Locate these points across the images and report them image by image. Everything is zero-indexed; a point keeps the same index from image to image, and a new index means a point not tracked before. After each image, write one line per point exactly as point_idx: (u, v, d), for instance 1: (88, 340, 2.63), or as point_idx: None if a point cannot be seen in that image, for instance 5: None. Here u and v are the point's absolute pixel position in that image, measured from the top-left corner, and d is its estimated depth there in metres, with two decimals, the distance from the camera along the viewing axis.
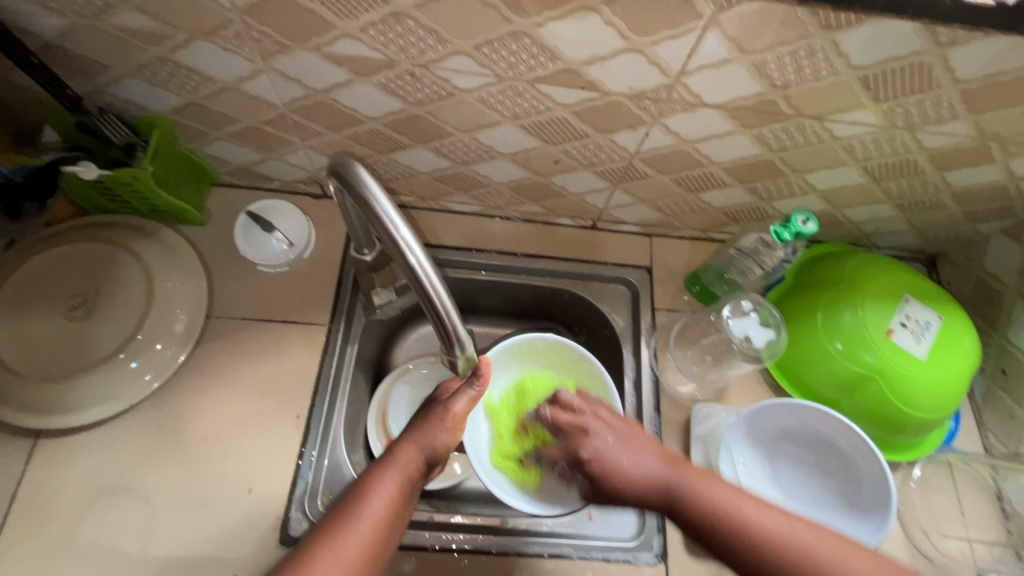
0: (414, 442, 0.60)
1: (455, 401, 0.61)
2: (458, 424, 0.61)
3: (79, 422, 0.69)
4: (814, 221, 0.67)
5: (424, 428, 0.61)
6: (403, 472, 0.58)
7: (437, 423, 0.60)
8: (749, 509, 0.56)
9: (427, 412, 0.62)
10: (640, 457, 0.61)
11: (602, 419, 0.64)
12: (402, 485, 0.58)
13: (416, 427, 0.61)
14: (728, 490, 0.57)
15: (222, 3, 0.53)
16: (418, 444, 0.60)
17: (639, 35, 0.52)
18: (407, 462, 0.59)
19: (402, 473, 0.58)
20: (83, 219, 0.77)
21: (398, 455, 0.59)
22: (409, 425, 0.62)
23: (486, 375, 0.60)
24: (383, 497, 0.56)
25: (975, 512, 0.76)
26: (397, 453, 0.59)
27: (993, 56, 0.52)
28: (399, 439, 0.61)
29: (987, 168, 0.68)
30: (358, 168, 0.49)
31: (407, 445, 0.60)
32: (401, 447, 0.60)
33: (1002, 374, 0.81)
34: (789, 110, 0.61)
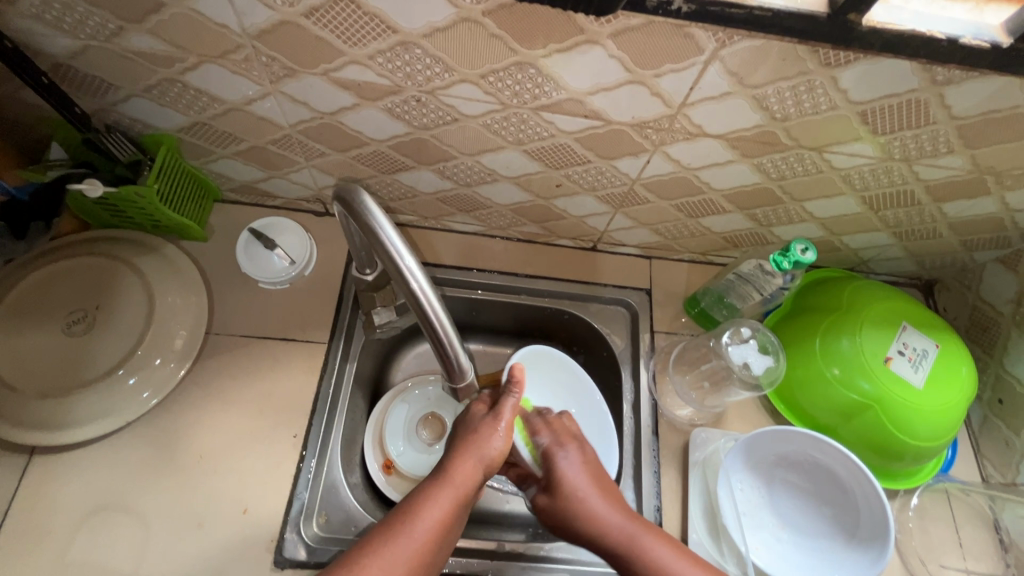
0: (474, 458, 0.57)
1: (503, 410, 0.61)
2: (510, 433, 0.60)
3: (75, 439, 0.68)
4: (812, 250, 0.68)
5: (478, 441, 0.59)
6: (459, 491, 0.56)
7: (490, 434, 0.59)
8: (675, 565, 0.57)
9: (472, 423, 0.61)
10: (587, 496, 0.61)
11: (579, 450, 0.65)
12: (460, 500, 0.55)
13: (468, 439, 0.59)
14: (666, 549, 0.58)
15: (233, 29, 0.54)
16: (478, 458, 0.58)
17: (642, 68, 0.53)
18: (464, 478, 0.56)
19: (458, 492, 0.55)
20: (85, 233, 0.77)
21: (457, 472, 0.57)
22: (457, 439, 0.61)
23: (521, 379, 0.63)
24: (438, 516, 0.53)
25: (972, 542, 0.76)
26: (456, 468, 0.57)
27: (988, 94, 0.53)
28: (453, 453, 0.59)
29: (983, 200, 0.69)
30: (362, 194, 0.50)
31: (465, 460, 0.57)
32: (460, 462, 0.57)
33: (999, 404, 0.81)
34: (789, 141, 0.62)
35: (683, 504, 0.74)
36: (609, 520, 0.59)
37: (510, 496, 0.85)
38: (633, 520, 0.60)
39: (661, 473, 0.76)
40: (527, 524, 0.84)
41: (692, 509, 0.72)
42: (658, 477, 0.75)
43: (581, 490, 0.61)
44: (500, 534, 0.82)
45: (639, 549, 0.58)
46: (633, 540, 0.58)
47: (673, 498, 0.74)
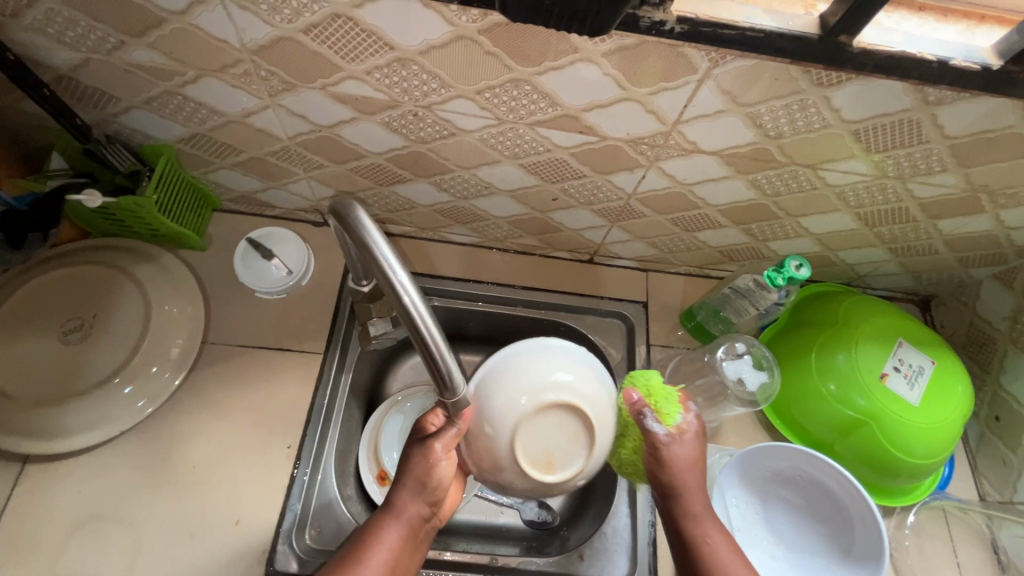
0: (412, 491, 0.59)
1: (438, 440, 0.59)
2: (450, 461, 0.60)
3: (68, 448, 0.68)
4: (807, 267, 0.68)
5: (413, 475, 0.60)
6: (404, 522, 0.59)
7: (426, 465, 0.59)
8: (731, 557, 0.59)
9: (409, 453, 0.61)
10: (683, 486, 0.60)
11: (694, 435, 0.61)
12: (407, 531, 0.59)
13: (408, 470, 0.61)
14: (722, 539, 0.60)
15: (233, 44, 0.54)
16: (416, 491, 0.59)
17: (637, 86, 0.54)
18: (409, 509, 0.59)
19: (405, 522, 0.59)
20: (83, 241, 0.78)
21: (400, 506, 0.59)
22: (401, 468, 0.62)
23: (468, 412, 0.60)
24: (387, 549, 0.57)
25: (969, 561, 0.76)
26: (397, 502, 0.59)
27: (981, 114, 0.54)
28: (397, 485, 0.60)
29: (978, 218, 0.69)
30: (356, 209, 0.50)
31: (403, 493, 0.59)
32: (400, 495, 0.59)
33: (996, 421, 0.81)
34: (783, 158, 0.62)
35: None
36: (687, 503, 0.60)
37: (505, 509, 0.85)
38: (704, 512, 0.60)
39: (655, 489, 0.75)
40: (521, 537, 0.83)
41: None
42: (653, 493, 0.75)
43: (688, 472, 0.60)
44: (494, 547, 0.81)
45: (705, 540, 0.59)
46: (699, 524, 0.60)
47: None
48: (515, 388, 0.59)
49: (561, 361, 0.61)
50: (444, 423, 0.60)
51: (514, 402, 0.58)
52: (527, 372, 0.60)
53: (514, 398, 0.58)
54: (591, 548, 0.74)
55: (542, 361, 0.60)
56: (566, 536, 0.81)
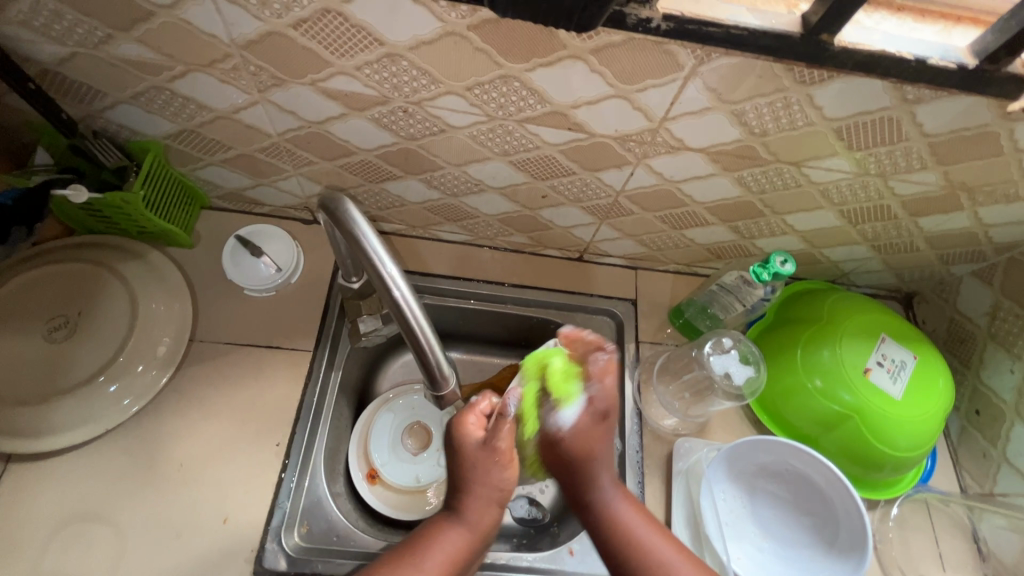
0: (482, 497, 0.58)
1: (499, 437, 0.59)
2: (510, 457, 0.59)
3: (52, 447, 0.67)
4: (791, 262, 0.69)
5: (481, 480, 0.58)
6: (466, 527, 0.58)
7: (496, 467, 0.58)
8: (643, 531, 0.61)
9: (468, 455, 0.59)
10: (592, 466, 0.62)
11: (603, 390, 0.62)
12: (469, 538, 0.57)
13: (471, 474, 0.58)
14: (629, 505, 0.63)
15: (221, 39, 0.54)
16: (484, 497, 0.58)
17: (624, 83, 0.54)
18: (473, 516, 0.58)
19: (469, 529, 0.58)
20: (68, 239, 0.77)
21: (468, 513, 0.58)
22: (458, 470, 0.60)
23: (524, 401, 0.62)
24: (445, 554, 0.56)
25: (951, 552, 0.77)
26: (466, 509, 0.58)
27: (958, 113, 0.55)
28: (460, 493, 0.58)
29: (957, 215, 0.71)
30: (346, 203, 0.50)
31: (472, 502, 0.58)
32: (469, 503, 0.58)
33: (976, 415, 0.83)
34: (767, 156, 0.63)
35: (667, 513, 0.74)
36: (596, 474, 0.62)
37: None
38: (609, 483, 0.63)
39: (645, 484, 0.76)
40: (511, 534, 0.83)
41: (676, 517, 0.73)
42: (643, 487, 0.75)
43: (591, 448, 0.62)
44: None
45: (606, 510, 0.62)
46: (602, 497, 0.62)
47: (658, 508, 0.74)
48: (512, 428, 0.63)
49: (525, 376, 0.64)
50: (497, 418, 0.60)
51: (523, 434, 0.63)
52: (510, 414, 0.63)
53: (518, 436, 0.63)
54: (580, 543, 0.74)
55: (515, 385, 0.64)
56: (557, 532, 0.80)
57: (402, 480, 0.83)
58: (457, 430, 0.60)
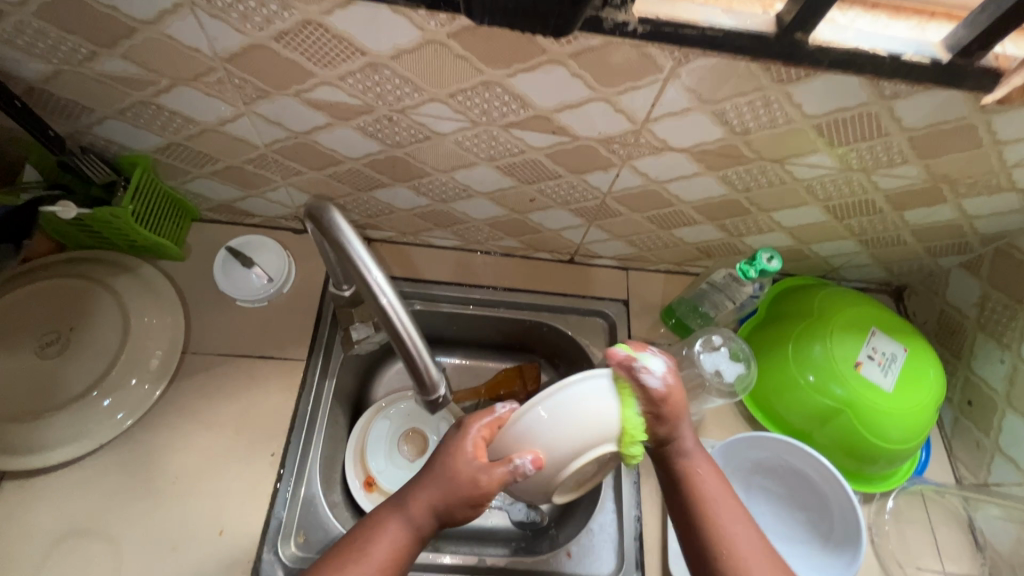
0: (428, 494, 0.56)
1: (486, 472, 0.54)
2: (474, 475, 0.55)
3: (46, 463, 0.67)
4: (777, 259, 0.70)
5: (444, 484, 0.56)
6: (409, 522, 0.56)
7: (461, 490, 0.55)
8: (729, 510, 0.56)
9: (435, 458, 0.58)
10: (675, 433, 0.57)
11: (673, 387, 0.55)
12: (410, 535, 0.56)
13: (428, 474, 0.57)
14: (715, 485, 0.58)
15: (205, 52, 0.55)
16: (432, 502, 0.56)
17: (605, 86, 0.55)
18: (419, 513, 0.56)
19: (411, 526, 0.56)
20: (60, 255, 0.77)
21: (412, 509, 0.56)
22: (422, 469, 0.58)
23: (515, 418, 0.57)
24: (387, 544, 0.55)
25: (948, 543, 0.77)
26: (410, 502, 0.56)
27: (935, 106, 0.56)
28: (414, 488, 0.57)
29: (941, 208, 0.72)
30: (332, 211, 0.51)
31: (419, 497, 0.56)
32: (414, 496, 0.56)
33: (968, 405, 0.83)
34: (750, 154, 0.64)
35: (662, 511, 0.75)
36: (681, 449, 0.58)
37: (491, 510, 0.85)
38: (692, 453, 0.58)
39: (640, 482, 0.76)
40: (510, 538, 0.84)
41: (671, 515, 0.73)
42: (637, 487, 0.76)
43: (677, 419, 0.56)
44: (484, 548, 0.82)
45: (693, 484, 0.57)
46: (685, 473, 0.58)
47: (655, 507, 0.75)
48: (559, 415, 0.52)
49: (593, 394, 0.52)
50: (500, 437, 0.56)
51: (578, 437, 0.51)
52: (562, 403, 0.52)
53: (541, 416, 0.52)
54: (577, 545, 0.74)
55: (579, 393, 0.52)
56: (556, 534, 0.80)
57: (397, 487, 0.82)
58: (462, 432, 0.57)
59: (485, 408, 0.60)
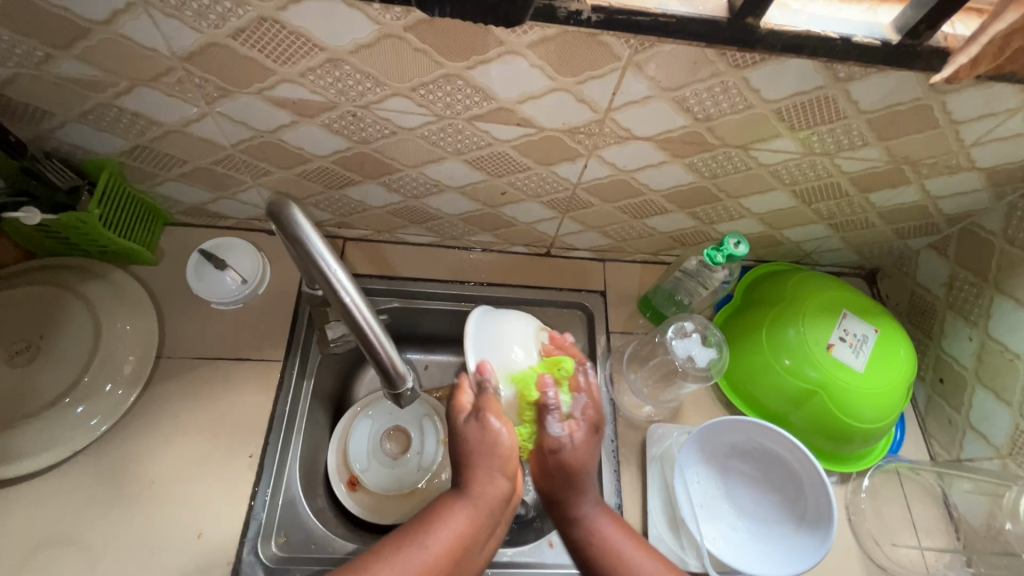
0: (483, 467, 0.60)
1: (490, 412, 0.61)
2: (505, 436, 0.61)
3: (20, 472, 0.67)
4: (745, 244, 0.71)
5: (481, 452, 0.60)
6: (477, 501, 0.58)
7: (490, 442, 0.60)
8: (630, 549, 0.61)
9: (464, 434, 0.61)
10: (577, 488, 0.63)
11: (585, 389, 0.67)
12: (480, 514, 0.58)
13: (473, 451, 0.60)
14: (618, 532, 0.63)
15: (162, 52, 0.55)
16: (484, 468, 0.60)
17: (564, 76, 0.55)
18: (481, 490, 0.59)
19: (478, 504, 0.58)
20: (29, 262, 0.76)
21: (472, 487, 0.59)
22: (461, 451, 0.61)
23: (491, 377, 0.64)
24: (457, 528, 0.56)
25: (922, 519, 0.79)
26: (471, 482, 0.59)
27: (889, 89, 0.57)
28: (464, 469, 0.60)
29: (905, 189, 0.73)
30: (292, 209, 0.51)
31: (477, 475, 0.59)
32: (472, 476, 0.59)
33: (940, 383, 0.84)
34: (715, 141, 0.64)
35: (643, 499, 0.75)
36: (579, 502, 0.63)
37: None
38: (591, 510, 0.63)
39: (620, 472, 0.76)
40: None
41: (651, 502, 0.74)
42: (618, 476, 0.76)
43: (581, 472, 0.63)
44: None
45: (592, 535, 0.62)
46: (585, 525, 0.62)
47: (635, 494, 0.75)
48: (499, 366, 0.66)
49: (513, 330, 0.69)
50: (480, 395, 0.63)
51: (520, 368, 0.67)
52: (496, 339, 0.67)
53: (506, 375, 0.66)
54: (560, 535, 0.75)
55: (497, 330, 0.68)
56: (541, 525, 0.81)
57: (382, 485, 0.82)
58: (454, 415, 0.63)
59: (455, 390, 0.66)
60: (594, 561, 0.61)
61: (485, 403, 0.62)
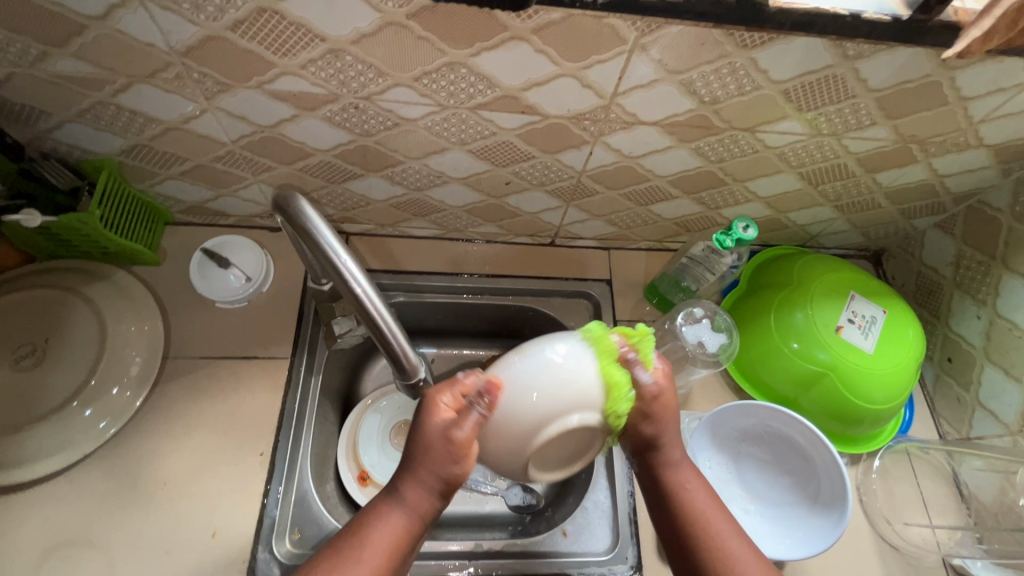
0: (422, 482, 0.53)
1: (459, 427, 0.52)
2: (467, 452, 0.52)
3: (30, 476, 0.66)
4: (754, 228, 0.70)
5: (428, 467, 0.53)
6: (411, 512, 0.54)
7: (443, 457, 0.52)
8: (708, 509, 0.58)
9: (419, 442, 0.54)
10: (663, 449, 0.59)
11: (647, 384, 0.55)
12: (411, 526, 0.53)
13: (419, 462, 0.53)
14: (706, 500, 0.59)
15: (160, 47, 0.54)
16: (424, 485, 0.53)
17: (570, 61, 0.55)
18: (417, 502, 0.54)
19: (412, 515, 0.54)
20: (31, 266, 0.76)
21: (407, 495, 0.54)
22: (407, 455, 0.55)
23: (496, 400, 0.51)
24: (388, 540, 0.53)
25: (933, 497, 0.79)
26: (406, 491, 0.54)
27: (898, 66, 0.56)
28: (405, 474, 0.54)
29: (912, 168, 0.73)
30: (299, 202, 0.50)
31: (416, 486, 0.53)
32: (410, 485, 0.54)
33: (949, 362, 0.84)
34: (721, 124, 0.64)
35: None
36: (668, 455, 0.60)
37: (489, 497, 0.84)
38: (679, 462, 0.60)
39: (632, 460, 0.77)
40: (508, 522, 0.83)
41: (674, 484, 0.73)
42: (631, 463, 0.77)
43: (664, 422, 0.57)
44: (482, 534, 0.81)
45: (679, 491, 0.59)
46: (674, 473, 0.60)
47: None
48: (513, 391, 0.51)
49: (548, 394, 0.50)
50: (467, 406, 0.52)
51: (518, 419, 0.51)
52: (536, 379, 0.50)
53: (528, 392, 0.50)
54: (573, 524, 0.75)
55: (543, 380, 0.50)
56: (553, 515, 0.81)
57: None
58: (427, 403, 0.54)
59: (449, 380, 0.55)
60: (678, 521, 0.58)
61: (468, 425, 0.52)
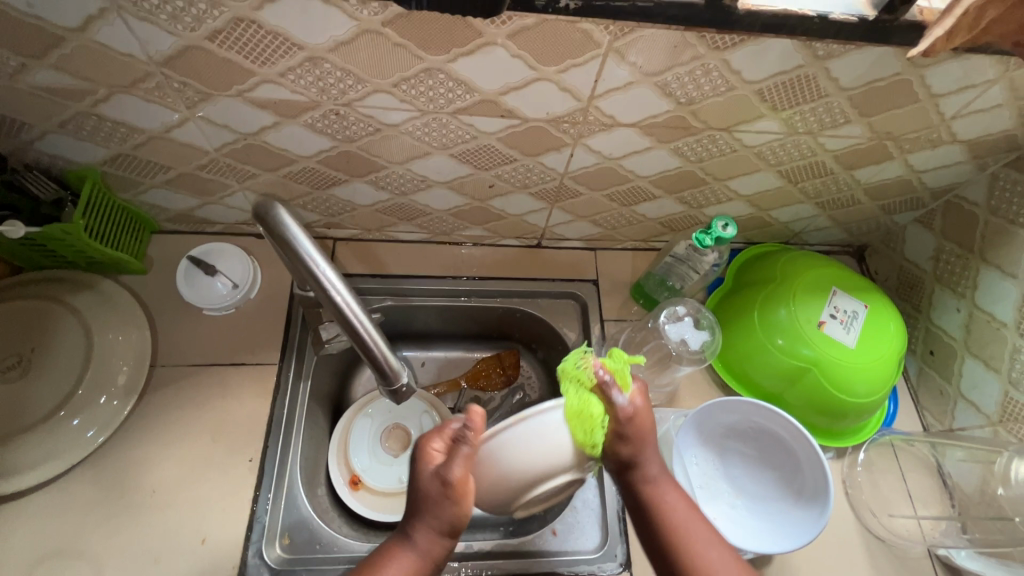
0: (429, 525, 0.54)
1: (449, 468, 0.53)
2: (464, 494, 0.53)
3: (17, 487, 0.66)
4: (733, 226, 0.71)
5: (430, 508, 0.53)
6: (421, 554, 0.54)
7: (444, 501, 0.53)
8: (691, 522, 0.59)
9: (422, 487, 0.54)
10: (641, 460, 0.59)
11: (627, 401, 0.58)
12: (422, 568, 0.54)
13: (423, 505, 0.54)
14: (679, 502, 0.59)
15: (139, 57, 0.54)
16: (435, 528, 0.54)
17: (546, 65, 0.55)
18: (427, 545, 0.54)
19: (423, 557, 0.54)
20: (15, 277, 0.76)
21: (418, 538, 0.54)
22: (413, 499, 0.55)
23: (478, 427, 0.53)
24: None
25: (918, 488, 0.80)
26: (413, 534, 0.54)
27: (868, 65, 0.58)
28: (412, 517, 0.55)
29: (889, 165, 0.74)
30: (279, 209, 0.51)
31: (423, 529, 0.54)
32: (418, 528, 0.54)
33: (931, 355, 0.86)
34: (699, 124, 0.65)
35: None
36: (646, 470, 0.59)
37: None
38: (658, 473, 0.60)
39: None
40: (500, 522, 0.84)
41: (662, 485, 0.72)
42: None
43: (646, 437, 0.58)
44: (474, 535, 0.82)
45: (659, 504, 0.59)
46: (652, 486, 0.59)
47: None
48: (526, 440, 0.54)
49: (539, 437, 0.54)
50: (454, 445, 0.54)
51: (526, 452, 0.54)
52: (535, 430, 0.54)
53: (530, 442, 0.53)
54: (562, 523, 0.75)
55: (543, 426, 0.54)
56: (544, 514, 0.81)
57: (383, 483, 0.82)
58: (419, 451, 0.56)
59: (437, 426, 0.57)
60: (657, 531, 0.59)
61: (458, 465, 0.52)
